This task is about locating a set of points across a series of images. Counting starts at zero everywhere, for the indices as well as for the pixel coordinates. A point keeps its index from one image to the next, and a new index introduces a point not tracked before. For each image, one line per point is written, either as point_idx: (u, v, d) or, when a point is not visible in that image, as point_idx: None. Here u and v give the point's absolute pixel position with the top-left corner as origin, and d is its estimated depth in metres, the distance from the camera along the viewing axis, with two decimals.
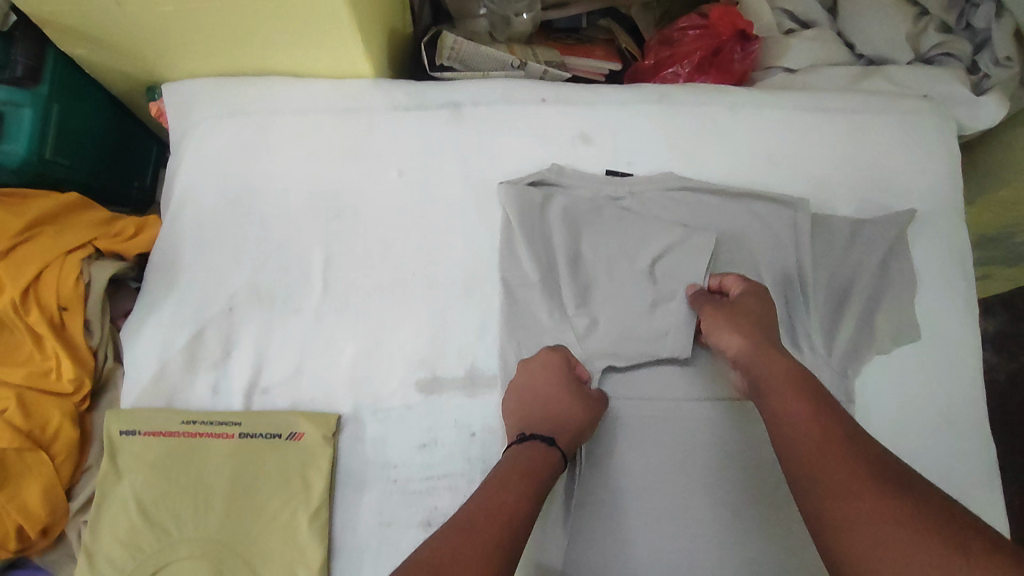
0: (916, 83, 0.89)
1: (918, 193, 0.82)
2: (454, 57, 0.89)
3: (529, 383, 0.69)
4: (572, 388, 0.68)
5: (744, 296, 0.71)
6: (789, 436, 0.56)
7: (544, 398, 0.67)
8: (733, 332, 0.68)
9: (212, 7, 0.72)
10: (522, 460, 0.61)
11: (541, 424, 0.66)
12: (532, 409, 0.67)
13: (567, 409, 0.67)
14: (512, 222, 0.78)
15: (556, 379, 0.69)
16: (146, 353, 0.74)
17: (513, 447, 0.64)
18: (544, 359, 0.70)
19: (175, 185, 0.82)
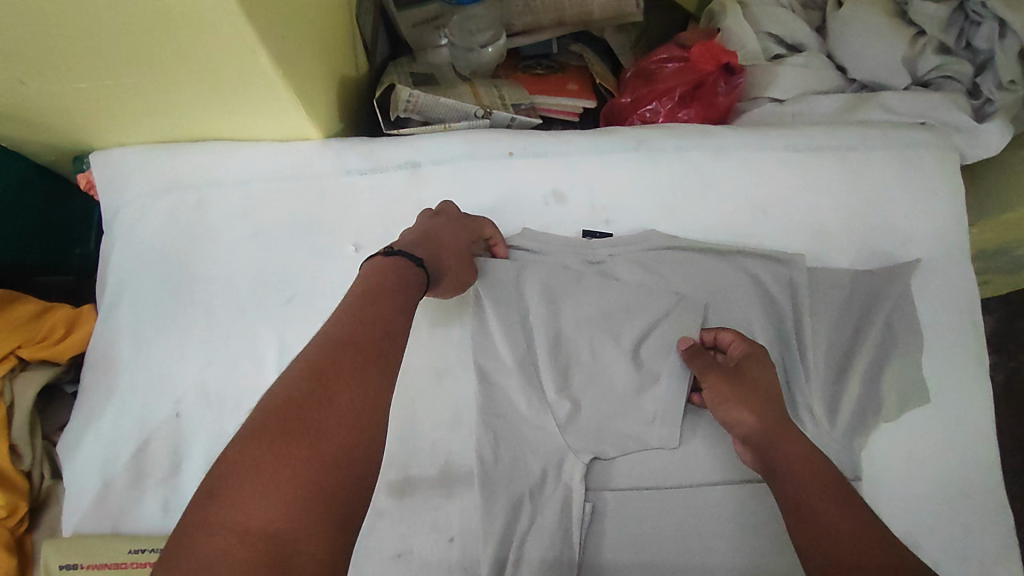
0: (914, 108, 0.82)
1: (925, 237, 0.75)
2: (410, 109, 0.82)
3: (426, 220, 0.69)
4: (461, 240, 0.69)
5: (742, 356, 0.66)
6: (816, 534, 0.52)
7: (429, 234, 0.67)
8: (739, 406, 0.62)
9: (127, 80, 0.64)
10: (386, 273, 0.59)
11: (421, 249, 0.65)
12: (417, 234, 0.67)
13: (443, 244, 0.67)
14: (484, 299, 0.71)
15: (451, 225, 0.69)
16: (87, 471, 0.68)
17: (381, 258, 0.61)
18: (449, 211, 0.71)
19: (109, 274, 0.75)
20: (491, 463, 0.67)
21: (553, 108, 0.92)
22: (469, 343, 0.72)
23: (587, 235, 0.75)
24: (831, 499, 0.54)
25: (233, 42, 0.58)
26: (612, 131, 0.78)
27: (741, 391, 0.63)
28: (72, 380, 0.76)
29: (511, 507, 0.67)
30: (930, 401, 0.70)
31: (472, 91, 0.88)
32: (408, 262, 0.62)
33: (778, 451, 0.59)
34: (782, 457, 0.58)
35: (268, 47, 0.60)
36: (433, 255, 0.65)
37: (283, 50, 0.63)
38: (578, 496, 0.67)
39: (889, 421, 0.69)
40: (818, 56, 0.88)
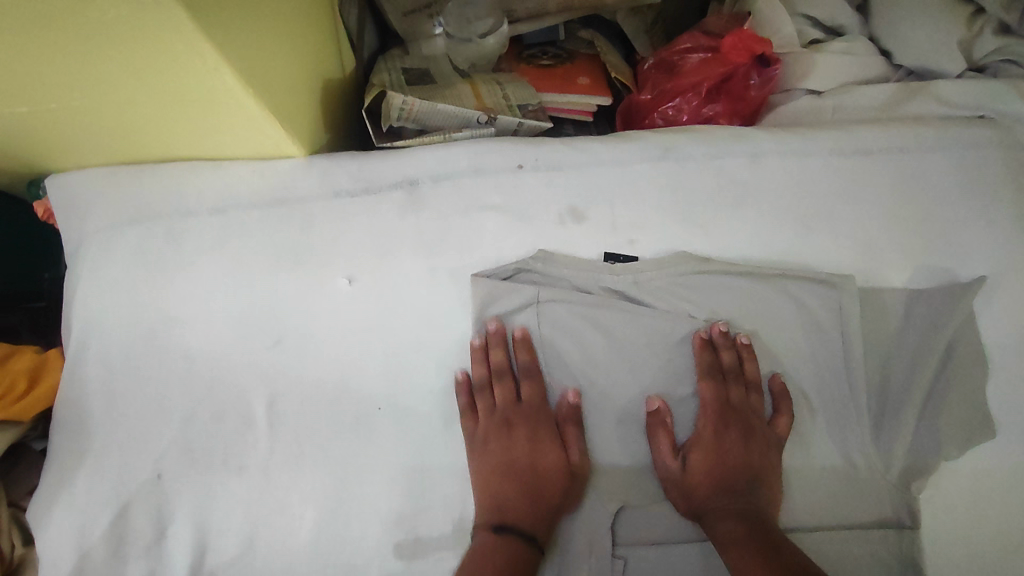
0: (972, 99, 0.72)
1: (989, 250, 0.66)
2: (405, 118, 0.73)
3: (491, 441, 0.63)
4: (541, 434, 0.63)
5: (704, 389, 0.64)
6: (717, 514, 0.60)
7: (512, 462, 0.62)
8: (699, 455, 0.62)
9: (75, 104, 0.55)
10: (486, 554, 0.57)
11: (521, 499, 0.60)
12: (501, 470, 0.62)
13: (540, 453, 0.62)
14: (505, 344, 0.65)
15: (523, 428, 0.63)
16: (59, 544, 0.60)
17: (486, 532, 0.58)
18: (503, 409, 0.64)
19: (74, 318, 0.67)
20: None
21: (562, 106, 0.83)
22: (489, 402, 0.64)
23: (608, 258, 0.66)
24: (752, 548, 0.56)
25: (190, 59, 0.50)
26: (632, 138, 0.69)
27: (710, 433, 0.63)
28: (39, 436, 0.71)
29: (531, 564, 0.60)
30: (995, 435, 0.63)
31: (473, 90, 0.78)
32: (518, 535, 0.58)
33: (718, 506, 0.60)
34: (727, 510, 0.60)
35: (231, 61, 0.51)
36: (535, 488, 0.61)
37: (250, 63, 0.54)
38: (602, 551, 0.60)
39: (951, 461, 0.62)
40: (860, 39, 0.79)
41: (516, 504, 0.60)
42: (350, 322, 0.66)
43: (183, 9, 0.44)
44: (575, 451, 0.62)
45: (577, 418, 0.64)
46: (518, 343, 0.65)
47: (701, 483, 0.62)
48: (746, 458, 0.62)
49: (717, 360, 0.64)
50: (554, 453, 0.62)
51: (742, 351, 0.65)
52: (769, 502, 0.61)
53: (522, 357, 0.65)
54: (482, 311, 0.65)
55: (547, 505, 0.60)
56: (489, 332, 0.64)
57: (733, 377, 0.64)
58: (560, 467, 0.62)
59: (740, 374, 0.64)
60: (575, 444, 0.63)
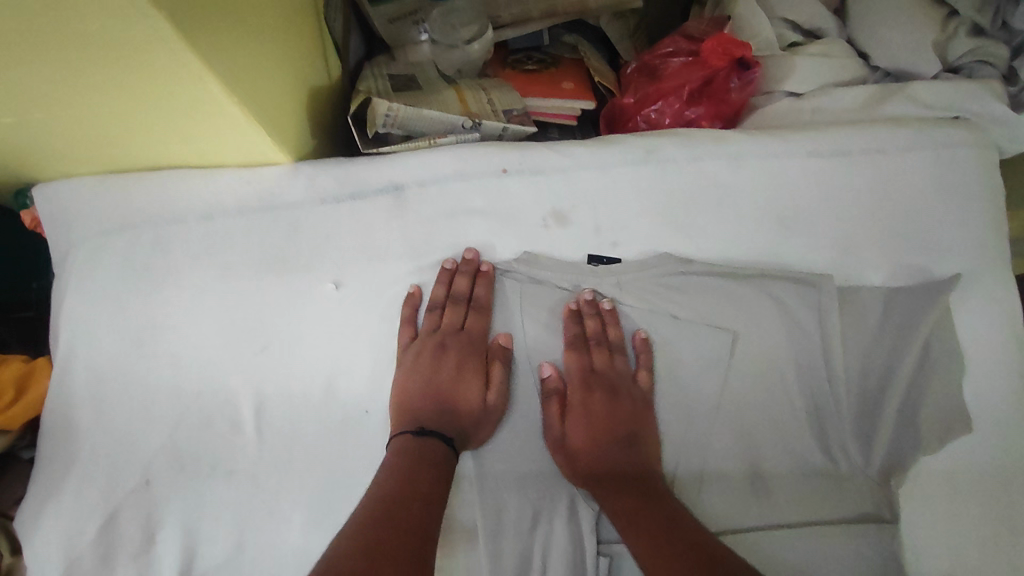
0: (947, 99, 0.73)
1: (963, 248, 0.68)
2: (390, 124, 0.74)
3: (423, 356, 0.65)
4: (468, 368, 0.64)
5: (568, 359, 0.65)
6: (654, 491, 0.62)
7: (436, 383, 0.64)
8: (575, 421, 0.63)
9: (60, 113, 0.56)
10: (412, 455, 0.58)
11: (435, 414, 0.62)
12: (426, 386, 0.63)
13: (462, 389, 0.63)
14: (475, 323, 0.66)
15: (454, 361, 0.65)
16: (48, 552, 0.61)
17: (405, 436, 0.60)
18: (444, 332, 0.66)
19: (62, 327, 0.67)
20: (494, 516, 0.61)
21: (546, 111, 0.85)
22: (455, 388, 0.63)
23: (592, 260, 0.68)
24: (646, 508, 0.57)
25: (173, 66, 0.50)
26: (615, 141, 0.70)
27: (581, 399, 0.64)
28: (28, 444, 0.72)
29: (519, 565, 0.59)
30: (972, 429, 0.64)
31: (458, 96, 0.79)
32: (439, 439, 0.60)
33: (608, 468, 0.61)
34: (607, 477, 0.60)
35: (213, 69, 0.51)
36: (453, 417, 0.62)
37: (234, 70, 0.54)
38: (590, 551, 0.60)
39: (929, 455, 0.63)
40: (839, 42, 0.80)
41: (432, 417, 0.62)
42: (337, 327, 0.66)
43: (165, 18, 0.45)
44: (495, 393, 0.64)
45: (507, 359, 0.65)
46: (474, 301, 0.66)
47: (584, 449, 0.62)
48: (611, 417, 0.63)
49: (581, 329, 0.66)
50: (474, 388, 0.64)
51: (606, 315, 0.66)
52: (644, 464, 0.61)
53: (480, 291, 0.66)
54: (450, 279, 0.67)
55: (461, 435, 0.62)
56: (464, 260, 0.67)
57: (596, 343, 0.65)
58: (476, 402, 0.63)
59: (603, 340, 0.65)
60: (498, 385, 0.64)
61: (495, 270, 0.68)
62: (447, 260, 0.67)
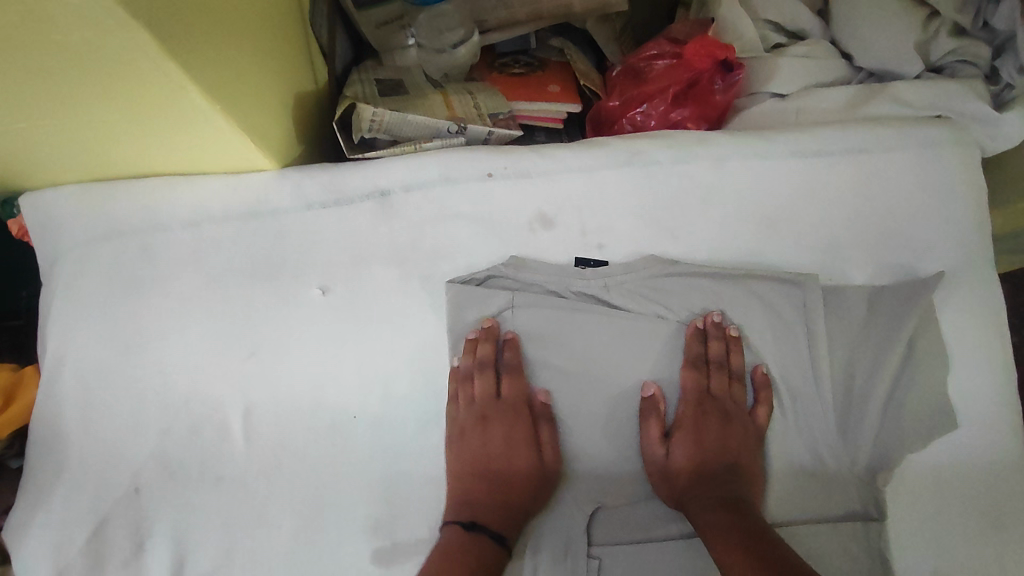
0: (929, 98, 0.74)
1: (945, 245, 0.68)
2: (375, 130, 0.74)
3: (468, 436, 0.64)
4: (515, 438, 0.64)
5: (685, 378, 0.66)
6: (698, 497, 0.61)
7: (484, 463, 0.64)
8: (681, 439, 0.65)
9: (43, 122, 0.56)
10: (460, 555, 0.57)
11: (488, 503, 0.62)
12: (473, 465, 0.64)
13: (515, 458, 0.64)
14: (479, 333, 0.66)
15: (501, 431, 0.65)
16: (38, 562, 0.61)
17: (456, 528, 0.59)
18: (483, 404, 0.65)
19: (48, 336, 0.67)
20: (482, 521, 0.61)
21: (533, 113, 0.85)
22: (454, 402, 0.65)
23: (579, 263, 0.68)
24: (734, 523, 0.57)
25: (155, 76, 0.50)
26: (600, 144, 0.70)
27: (691, 420, 0.65)
28: (16, 453, 0.72)
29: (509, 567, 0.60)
30: (956, 426, 0.64)
31: (445, 101, 0.79)
32: (490, 536, 0.59)
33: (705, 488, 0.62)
34: (704, 495, 0.61)
35: (194, 76, 0.51)
36: (504, 488, 0.63)
37: (215, 77, 0.54)
38: (579, 552, 0.60)
39: (915, 452, 0.64)
40: (821, 44, 0.80)
41: (486, 504, 0.62)
42: (324, 332, 0.66)
43: (145, 29, 0.45)
44: (550, 452, 0.64)
45: (552, 417, 0.65)
46: (503, 365, 0.66)
47: (685, 466, 0.64)
48: (724, 444, 0.64)
49: (703, 350, 0.66)
50: (527, 454, 0.64)
51: (731, 343, 0.66)
52: (748, 486, 0.62)
53: (510, 357, 0.66)
54: (474, 347, 0.66)
55: (515, 506, 0.62)
56: (483, 329, 0.66)
57: (717, 368, 0.65)
58: (530, 467, 0.63)
59: (725, 365, 0.65)
60: (550, 445, 0.64)
61: (520, 336, 0.67)
62: (446, 285, 0.67)
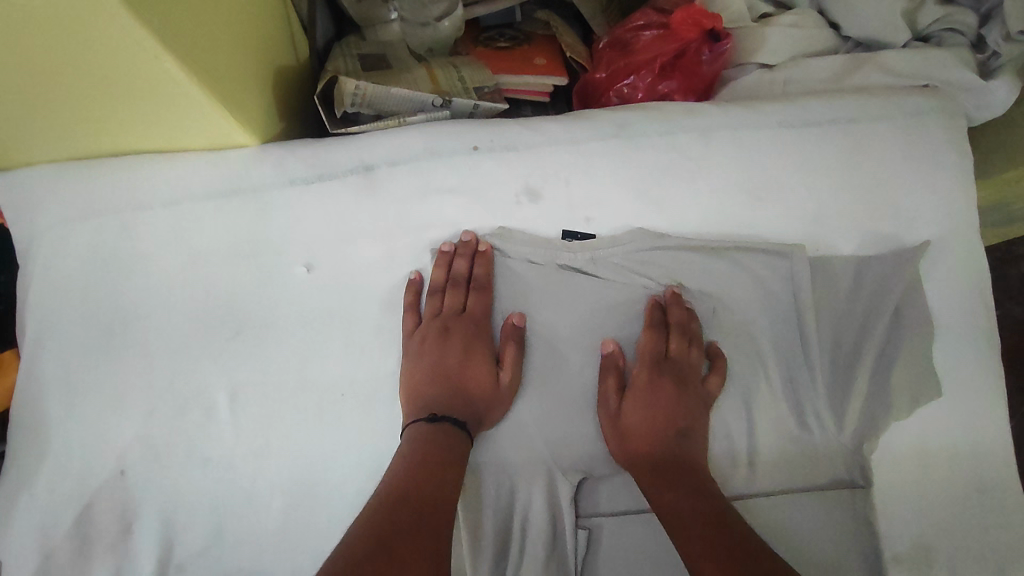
0: (915, 67, 0.74)
1: (931, 215, 0.68)
2: (359, 103, 0.72)
3: (428, 342, 0.64)
4: (476, 351, 0.65)
5: (644, 339, 0.65)
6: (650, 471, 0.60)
7: (445, 369, 0.64)
8: (634, 400, 0.63)
9: (12, 98, 0.54)
10: (428, 440, 0.58)
11: (450, 405, 0.62)
12: (434, 370, 0.63)
13: (473, 371, 0.64)
14: (461, 283, 0.66)
15: (461, 343, 0.65)
16: (25, 544, 0.60)
17: (418, 422, 0.59)
18: (447, 316, 0.66)
19: (27, 318, 0.66)
20: (473, 495, 0.61)
21: (520, 87, 0.84)
22: (439, 357, 0.64)
23: (566, 236, 0.67)
24: (680, 488, 0.58)
25: (126, 45, 0.48)
26: (587, 116, 0.69)
27: (644, 384, 0.64)
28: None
29: (499, 540, 0.60)
30: (942, 394, 0.65)
31: (428, 74, 0.78)
32: (453, 424, 0.60)
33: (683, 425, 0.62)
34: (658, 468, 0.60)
35: (172, 49, 0.50)
36: (462, 395, 0.63)
37: (193, 51, 0.53)
38: (567, 522, 0.61)
39: (900, 420, 0.64)
40: (809, 14, 0.80)
41: (445, 403, 0.62)
42: (310, 310, 0.65)
43: None
44: (509, 372, 0.63)
45: (520, 339, 0.65)
46: (473, 281, 0.66)
47: (637, 432, 0.62)
48: (675, 410, 0.63)
49: (661, 314, 0.65)
50: (486, 369, 0.64)
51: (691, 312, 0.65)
52: (700, 452, 0.62)
53: (479, 270, 0.66)
54: (448, 262, 0.66)
55: (471, 411, 0.62)
56: (461, 242, 0.66)
57: (678, 331, 0.64)
58: (488, 383, 0.63)
59: (686, 329, 0.65)
60: (511, 365, 0.64)
61: (494, 249, 0.67)
62: (437, 251, 0.67)
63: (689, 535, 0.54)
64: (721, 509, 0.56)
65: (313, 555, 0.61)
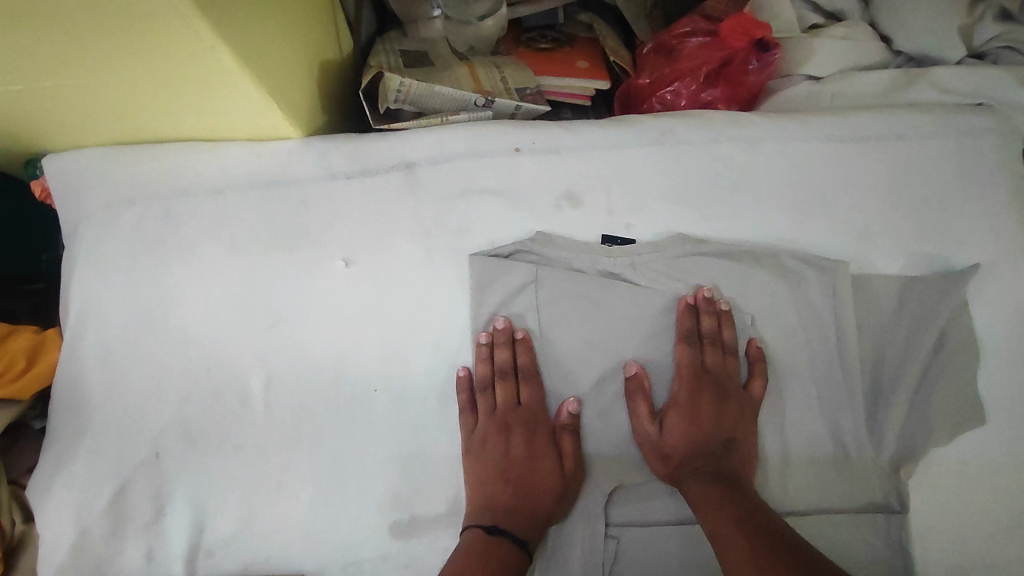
0: (970, 85, 0.72)
1: (983, 237, 0.66)
2: (402, 100, 0.73)
3: (488, 443, 0.63)
4: (537, 445, 0.63)
5: (680, 353, 0.65)
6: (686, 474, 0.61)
7: (508, 466, 0.63)
8: (676, 416, 0.63)
9: (72, 83, 0.55)
10: (481, 558, 0.56)
11: (511, 505, 0.61)
12: (496, 473, 0.63)
13: (536, 462, 0.63)
14: (507, 355, 0.65)
15: (521, 438, 0.64)
16: (62, 521, 0.62)
17: (473, 535, 0.58)
18: (504, 412, 0.65)
19: (71, 299, 0.67)
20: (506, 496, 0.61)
21: (561, 90, 0.83)
22: (498, 455, 0.63)
23: (606, 240, 0.66)
24: (711, 482, 0.59)
25: (185, 37, 0.49)
26: (631, 122, 0.69)
27: (686, 398, 0.64)
28: (39, 415, 0.72)
29: (529, 541, 0.60)
30: (985, 421, 0.63)
31: (471, 73, 0.78)
32: (511, 540, 0.58)
33: (727, 429, 0.63)
34: (698, 472, 0.61)
35: (229, 41, 0.51)
36: (525, 486, 0.62)
37: (248, 43, 0.54)
38: (599, 529, 0.61)
39: (940, 446, 0.63)
40: (859, 26, 0.79)
41: (509, 506, 0.61)
42: (346, 304, 0.66)
43: None
44: (572, 461, 0.62)
45: (575, 428, 0.64)
46: (520, 371, 0.65)
47: (679, 443, 0.63)
48: (718, 421, 0.63)
49: (695, 325, 0.65)
50: (549, 462, 0.62)
51: (723, 317, 0.65)
52: (745, 463, 0.61)
53: (523, 359, 0.65)
54: (489, 355, 0.65)
55: (538, 513, 0.60)
56: (497, 330, 0.65)
57: (710, 342, 0.65)
58: (553, 474, 0.62)
59: (718, 340, 0.65)
60: (571, 455, 0.63)
61: (534, 336, 0.66)
62: (478, 335, 0.65)
63: (722, 528, 0.55)
64: (763, 511, 0.56)
65: (341, 548, 0.61)
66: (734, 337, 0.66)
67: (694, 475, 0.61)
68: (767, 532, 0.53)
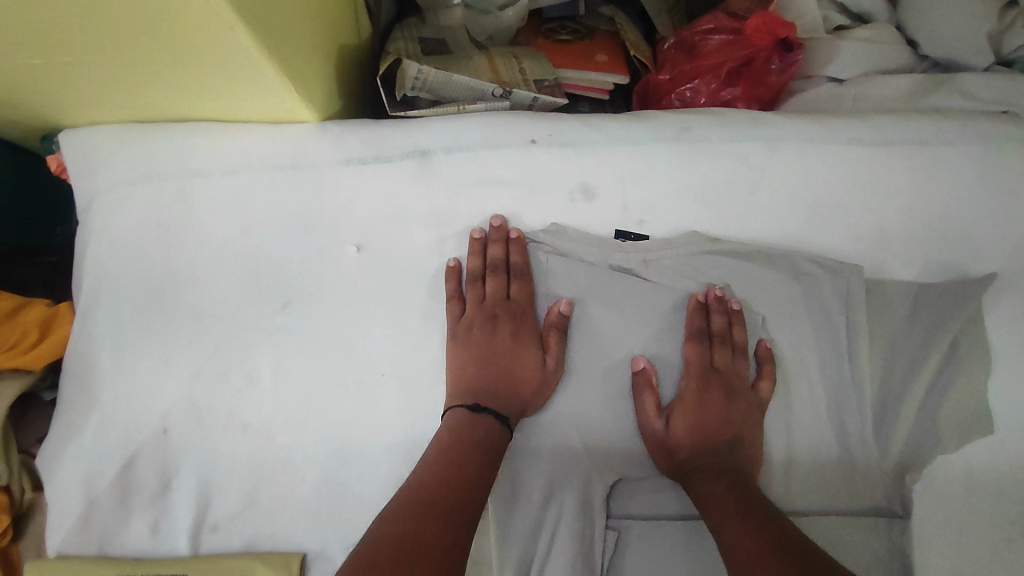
0: (998, 92, 0.69)
1: (1000, 247, 0.66)
2: (419, 88, 0.72)
3: (475, 330, 0.65)
4: (524, 335, 0.65)
5: (689, 351, 0.64)
6: (692, 473, 0.61)
7: (494, 355, 0.64)
8: (683, 413, 0.63)
9: (92, 59, 0.54)
10: (463, 436, 0.58)
11: (497, 384, 0.63)
12: (482, 356, 0.64)
13: (520, 354, 0.64)
14: (501, 250, 0.66)
15: (508, 329, 0.65)
16: (70, 491, 0.63)
17: (458, 410, 0.60)
18: (493, 304, 0.66)
19: (84, 275, 0.68)
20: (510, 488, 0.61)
21: (579, 83, 0.83)
22: (483, 343, 0.64)
23: (618, 235, 0.66)
24: (715, 480, 0.59)
25: (205, 15, 0.49)
26: (649, 114, 0.68)
27: (694, 395, 0.63)
28: (50, 386, 0.73)
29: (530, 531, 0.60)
30: (995, 432, 0.62)
31: (489, 64, 0.77)
32: (494, 418, 0.60)
33: (733, 427, 0.62)
34: (703, 469, 0.60)
35: (248, 21, 0.50)
36: (509, 376, 0.63)
37: (267, 23, 0.53)
38: (598, 522, 0.60)
39: (948, 455, 0.62)
40: (888, 29, 0.78)
41: (491, 385, 0.63)
42: (355, 289, 0.66)
43: None
44: (554, 356, 0.64)
45: (563, 327, 0.65)
46: (511, 268, 0.66)
47: (685, 442, 0.62)
48: (725, 419, 0.63)
49: (705, 324, 0.64)
50: (532, 355, 0.64)
51: (733, 317, 0.65)
52: (751, 462, 0.61)
53: (516, 256, 0.66)
54: (482, 249, 0.66)
55: (517, 399, 0.62)
56: (493, 228, 0.66)
57: (720, 341, 0.64)
58: (536, 367, 0.64)
59: (728, 339, 0.64)
60: (555, 350, 0.64)
61: (526, 236, 0.67)
62: (476, 228, 0.67)
63: (723, 524, 0.55)
64: (764, 507, 0.56)
65: (342, 529, 0.62)
66: (745, 338, 0.65)
67: (699, 473, 0.60)
68: (768, 527, 0.53)
